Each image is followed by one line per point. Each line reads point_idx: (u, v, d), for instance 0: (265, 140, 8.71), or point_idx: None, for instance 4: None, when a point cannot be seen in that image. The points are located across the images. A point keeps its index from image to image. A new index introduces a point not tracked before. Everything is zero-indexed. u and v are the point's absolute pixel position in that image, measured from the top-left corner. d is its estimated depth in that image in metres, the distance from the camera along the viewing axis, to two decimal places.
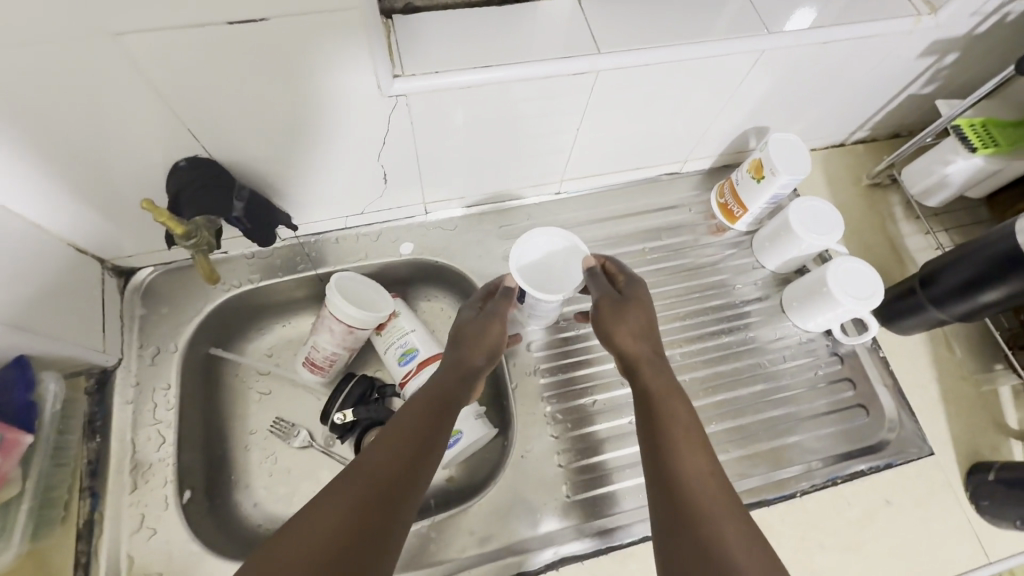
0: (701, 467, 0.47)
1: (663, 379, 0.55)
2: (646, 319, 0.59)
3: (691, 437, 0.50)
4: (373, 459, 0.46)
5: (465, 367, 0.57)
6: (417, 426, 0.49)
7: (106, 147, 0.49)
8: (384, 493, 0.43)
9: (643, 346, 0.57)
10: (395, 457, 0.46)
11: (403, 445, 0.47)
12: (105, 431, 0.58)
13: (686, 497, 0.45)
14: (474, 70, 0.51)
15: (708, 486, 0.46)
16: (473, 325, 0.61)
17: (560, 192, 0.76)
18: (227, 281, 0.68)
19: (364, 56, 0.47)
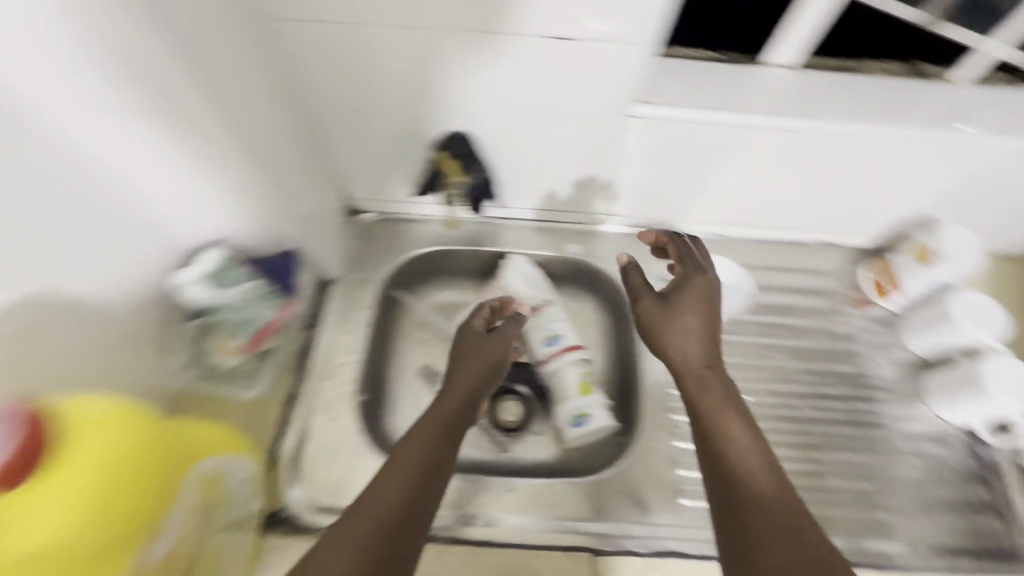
0: (765, 500, 0.45)
1: (713, 395, 0.52)
2: (697, 321, 0.56)
3: (750, 457, 0.48)
4: (377, 490, 0.47)
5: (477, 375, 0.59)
6: (429, 439, 0.51)
7: (401, 111, 0.63)
8: (395, 523, 0.45)
9: (694, 356, 0.55)
10: (410, 471, 0.48)
11: (413, 457, 0.49)
12: (316, 329, 0.72)
13: (754, 530, 0.44)
14: (700, 111, 0.61)
15: (765, 506, 0.45)
16: (471, 338, 0.62)
17: (717, 234, 0.83)
18: (425, 238, 0.81)
19: (625, 80, 0.58)
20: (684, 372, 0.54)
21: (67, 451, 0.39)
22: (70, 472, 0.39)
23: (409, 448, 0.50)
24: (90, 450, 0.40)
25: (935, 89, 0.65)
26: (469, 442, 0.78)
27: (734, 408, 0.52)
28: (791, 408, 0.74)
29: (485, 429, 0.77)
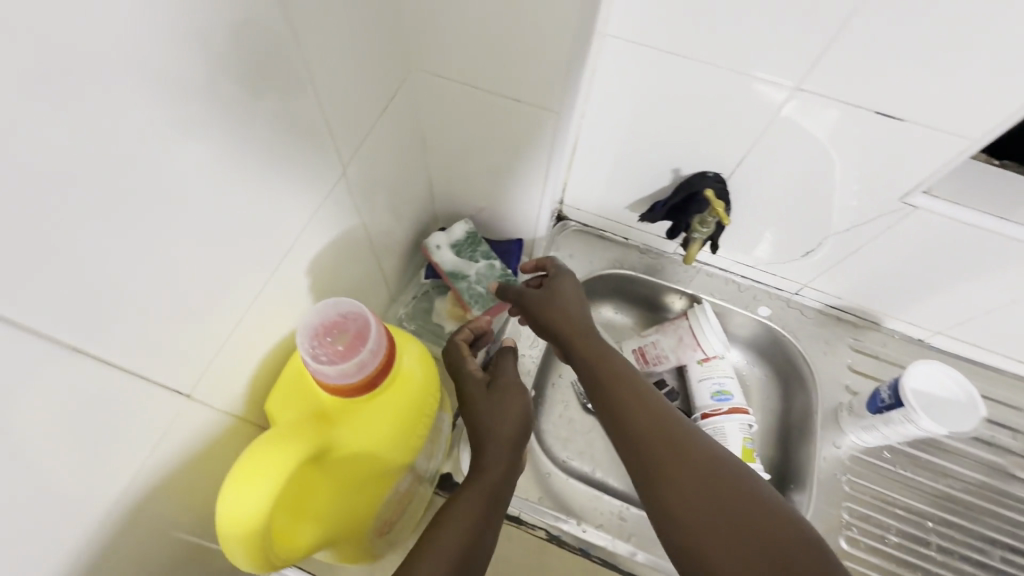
0: (688, 469, 0.43)
1: (606, 357, 0.52)
2: (575, 299, 0.57)
3: (680, 442, 0.45)
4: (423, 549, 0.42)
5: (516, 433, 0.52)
6: (481, 500, 0.47)
7: (665, 143, 0.64)
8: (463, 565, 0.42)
9: (578, 322, 0.55)
10: (472, 507, 0.45)
11: (469, 507, 0.45)
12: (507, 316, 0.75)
13: (695, 510, 0.41)
14: (990, 218, 0.56)
15: (693, 469, 0.43)
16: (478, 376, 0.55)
17: (922, 341, 0.78)
18: (618, 260, 0.83)
19: (923, 169, 0.54)
20: (569, 334, 0.55)
21: (399, 367, 0.40)
22: (405, 390, 0.40)
23: (455, 512, 0.45)
24: (415, 371, 0.41)
25: None
26: (609, 467, 0.78)
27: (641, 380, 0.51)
28: (975, 551, 0.67)
29: None
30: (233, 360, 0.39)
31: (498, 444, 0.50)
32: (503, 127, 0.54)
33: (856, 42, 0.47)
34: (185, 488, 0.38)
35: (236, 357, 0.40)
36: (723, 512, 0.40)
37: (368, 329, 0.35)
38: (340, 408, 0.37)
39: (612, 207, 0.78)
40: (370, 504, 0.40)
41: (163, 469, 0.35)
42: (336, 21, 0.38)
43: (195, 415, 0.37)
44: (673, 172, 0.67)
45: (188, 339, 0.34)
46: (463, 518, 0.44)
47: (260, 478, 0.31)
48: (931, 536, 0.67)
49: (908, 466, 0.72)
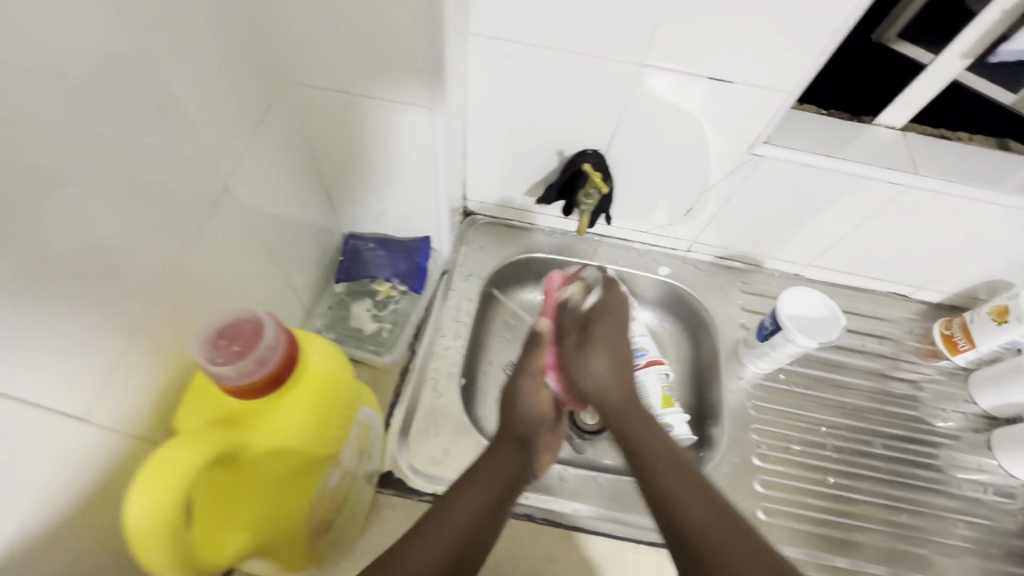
0: (660, 448, 0.59)
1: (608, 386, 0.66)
2: (605, 364, 0.67)
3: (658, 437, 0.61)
4: (452, 513, 0.55)
5: (517, 442, 0.64)
6: (494, 487, 0.58)
7: (545, 131, 0.69)
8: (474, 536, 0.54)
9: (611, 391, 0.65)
10: (490, 482, 0.58)
11: (478, 499, 0.56)
12: (427, 311, 0.77)
13: (664, 471, 0.57)
14: (819, 157, 0.67)
15: (658, 444, 0.60)
16: (542, 435, 0.67)
17: (797, 274, 0.88)
18: (528, 244, 0.87)
19: (757, 122, 0.62)
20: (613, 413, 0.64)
21: (305, 365, 0.41)
22: (313, 387, 0.41)
23: (474, 492, 0.57)
24: (323, 365, 0.42)
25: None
26: None
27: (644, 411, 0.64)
28: (863, 443, 0.78)
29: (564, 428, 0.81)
30: (136, 385, 0.40)
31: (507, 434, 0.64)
32: (385, 133, 0.57)
33: (681, 20, 0.54)
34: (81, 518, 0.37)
35: (135, 380, 0.40)
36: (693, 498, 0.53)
37: (263, 330, 0.35)
38: (246, 408, 0.38)
39: (514, 193, 0.82)
40: (289, 504, 0.41)
41: (41, 498, 0.34)
42: (195, 48, 0.39)
43: (91, 439, 0.37)
44: (558, 153, 0.72)
45: (63, 356, 0.33)
46: (467, 507, 0.56)
47: (165, 474, 0.32)
48: (827, 439, 0.77)
49: (802, 384, 0.82)
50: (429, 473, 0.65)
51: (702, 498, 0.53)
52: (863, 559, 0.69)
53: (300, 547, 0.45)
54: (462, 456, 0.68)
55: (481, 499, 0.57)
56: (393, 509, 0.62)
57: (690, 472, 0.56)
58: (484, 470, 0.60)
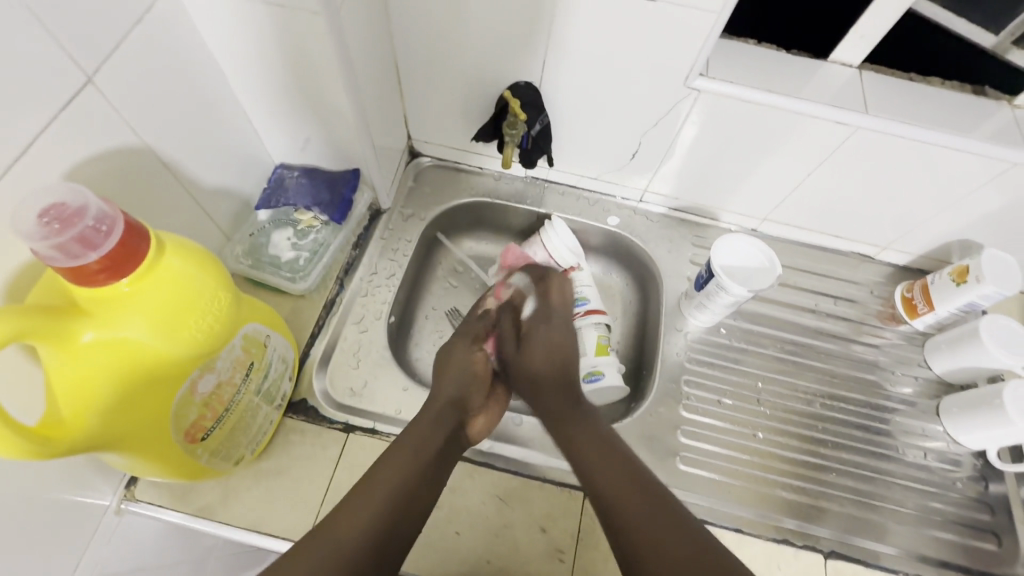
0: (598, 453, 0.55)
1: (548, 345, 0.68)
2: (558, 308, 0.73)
3: (597, 428, 0.58)
4: (378, 480, 0.51)
5: (444, 416, 0.61)
6: (411, 460, 0.54)
7: (476, 60, 0.67)
8: (399, 509, 0.50)
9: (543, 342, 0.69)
10: (416, 455, 0.54)
11: (396, 471, 0.52)
12: (362, 248, 0.76)
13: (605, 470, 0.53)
14: (761, 91, 0.63)
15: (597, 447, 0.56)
16: (474, 399, 0.65)
17: (754, 230, 0.84)
18: (474, 188, 0.85)
19: (691, 48, 0.59)
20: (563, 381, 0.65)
21: (159, 261, 0.40)
22: (166, 283, 0.40)
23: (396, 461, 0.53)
24: (184, 266, 0.41)
25: (997, 109, 0.65)
26: None
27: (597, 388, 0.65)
28: (805, 402, 0.75)
29: None
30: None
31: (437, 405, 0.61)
32: (291, 50, 0.55)
33: None
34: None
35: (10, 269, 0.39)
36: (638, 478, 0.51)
37: (82, 207, 0.34)
38: (85, 295, 0.37)
39: (457, 132, 0.79)
40: (138, 398, 0.41)
41: None
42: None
43: None
44: (493, 86, 0.70)
45: None
46: (392, 478, 0.52)
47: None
48: (762, 395, 0.75)
49: (746, 340, 0.79)
50: (343, 404, 0.65)
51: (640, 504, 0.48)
52: (788, 515, 0.67)
53: (168, 447, 0.45)
54: (380, 389, 0.67)
55: (405, 466, 0.53)
56: (301, 434, 0.62)
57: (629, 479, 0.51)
58: (409, 438, 0.57)
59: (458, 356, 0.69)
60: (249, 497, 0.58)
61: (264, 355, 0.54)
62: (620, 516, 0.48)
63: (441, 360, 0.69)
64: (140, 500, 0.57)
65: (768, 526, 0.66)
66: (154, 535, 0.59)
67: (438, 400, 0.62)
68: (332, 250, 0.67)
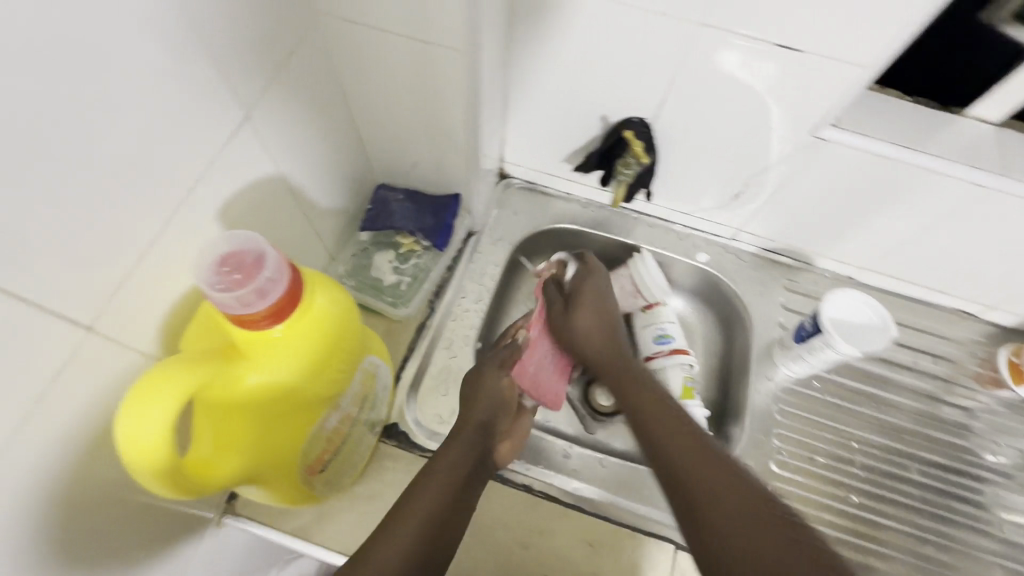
0: (665, 425, 0.53)
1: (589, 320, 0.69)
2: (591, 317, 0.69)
3: (659, 411, 0.55)
4: (410, 506, 0.50)
5: (476, 437, 0.59)
6: (443, 485, 0.53)
7: (590, 94, 0.65)
8: (434, 537, 0.49)
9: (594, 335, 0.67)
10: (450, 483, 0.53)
11: (429, 500, 0.51)
12: (452, 271, 0.76)
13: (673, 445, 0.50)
14: (895, 147, 0.60)
15: (666, 421, 0.54)
16: (501, 423, 0.63)
17: (851, 277, 0.81)
18: (562, 214, 0.84)
19: (828, 101, 0.56)
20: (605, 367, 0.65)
21: (309, 304, 0.40)
22: (315, 325, 0.40)
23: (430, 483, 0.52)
24: (328, 308, 0.41)
25: None
26: (564, 414, 0.80)
27: (666, 407, 0.56)
28: (898, 465, 0.72)
29: (577, 405, 0.80)
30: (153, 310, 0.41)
31: (466, 428, 0.59)
32: (419, 80, 0.54)
33: None
34: (101, 439, 0.39)
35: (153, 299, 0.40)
36: (698, 455, 0.48)
37: (263, 259, 0.35)
38: (243, 340, 0.37)
39: (553, 159, 0.78)
40: (283, 439, 0.42)
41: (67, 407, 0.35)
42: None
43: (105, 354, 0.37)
44: (603, 120, 0.68)
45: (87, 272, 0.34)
46: (427, 505, 0.51)
47: (157, 398, 0.33)
48: (855, 456, 0.72)
49: (838, 394, 0.76)
50: (435, 432, 0.65)
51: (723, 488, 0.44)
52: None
53: (297, 480, 0.46)
54: None
55: (434, 489, 0.52)
56: (394, 459, 0.63)
57: (708, 469, 0.46)
58: (438, 460, 0.55)
59: (487, 379, 0.64)
60: (343, 521, 0.59)
61: (374, 381, 0.53)
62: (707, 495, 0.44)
63: (471, 384, 0.65)
64: (239, 514, 0.58)
65: None
66: (245, 546, 0.61)
67: (466, 425, 0.59)
68: (430, 277, 0.65)
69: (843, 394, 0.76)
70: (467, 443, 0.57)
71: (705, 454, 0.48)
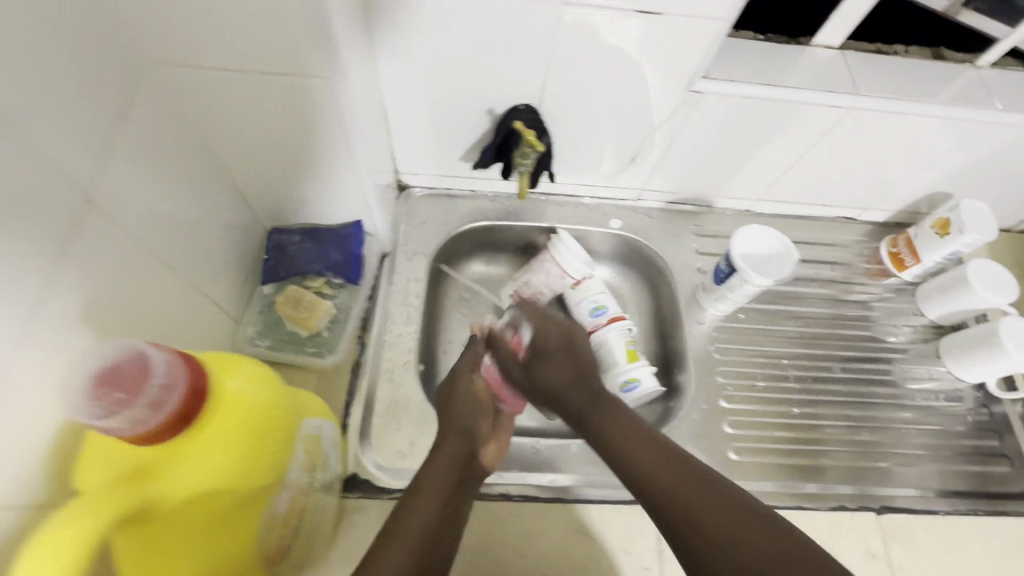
0: (618, 435, 0.52)
1: (556, 365, 0.60)
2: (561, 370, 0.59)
3: (618, 418, 0.54)
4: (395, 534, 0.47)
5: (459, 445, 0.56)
6: (433, 498, 0.50)
7: (470, 90, 0.64)
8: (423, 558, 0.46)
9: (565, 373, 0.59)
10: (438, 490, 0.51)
11: (420, 517, 0.48)
12: (374, 299, 0.72)
13: (628, 454, 0.51)
14: (760, 86, 0.63)
15: (630, 434, 0.52)
16: (485, 424, 0.61)
17: (749, 210, 0.87)
18: (472, 213, 0.82)
19: (693, 56, 0.59)
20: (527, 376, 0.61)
21: (222, 391, 0.37)
22: (234, 415, 0.37)
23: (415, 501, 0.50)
24: (246, 389, 0.39)
25: (961, 71, 0.70)
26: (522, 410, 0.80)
27: (625, 419, 0.54)
28: (822, 370, 0.79)
29: None
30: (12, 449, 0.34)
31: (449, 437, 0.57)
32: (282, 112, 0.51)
33: None
34: None
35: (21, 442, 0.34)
36: (664, 464, 0.49)
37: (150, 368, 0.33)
38: (150, 454, 0.34)
39: (450, 160, 0.76)
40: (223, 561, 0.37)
41: None
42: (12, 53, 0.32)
43: None
44: (488, 112, 0.67)
45: None
46: (419, 516, 0.48)
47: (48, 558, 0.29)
48: (788, 371, 0.78)
49: (760, 320, 0.82)
50: (399, 468, 0.63)
51: (703, 499, 0.45)
52: (826, 481, 0.70)
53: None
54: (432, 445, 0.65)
55: (421, 508, 0.49)
56: (364, 513, 0.60)
57: (672, 468, 0.48)
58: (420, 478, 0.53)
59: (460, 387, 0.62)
60: None
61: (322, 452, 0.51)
62: (690, 506, 0.45)
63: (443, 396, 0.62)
64: None
65: (813, 495, 0.69)
66: None
67: (448, 434, 0.57)
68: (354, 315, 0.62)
69: (765, 318, 0.82)
70: (450, 451, 0.55)
71: (655, 449, 0.50)
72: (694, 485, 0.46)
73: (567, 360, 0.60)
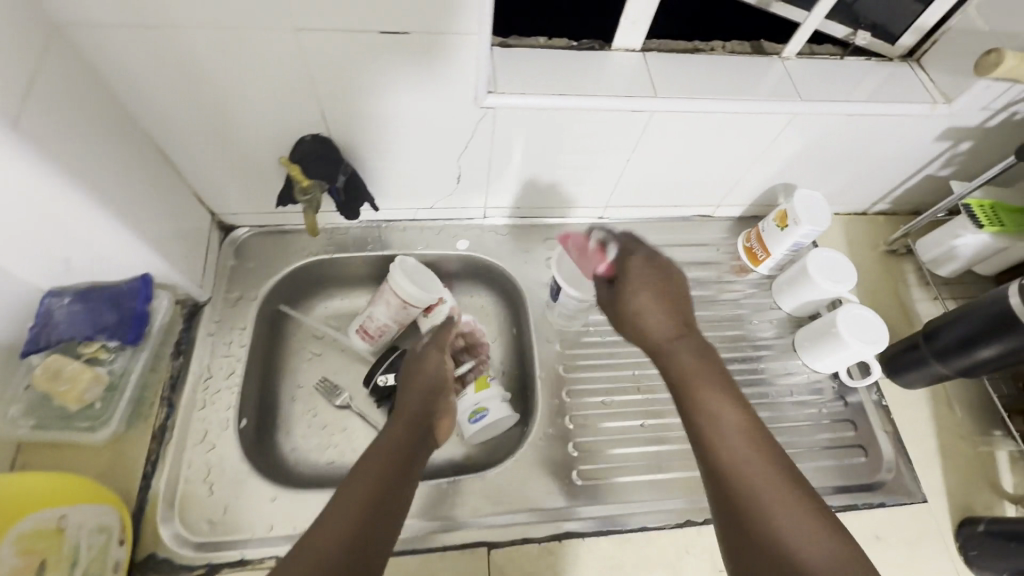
0: (732, 419, 0.53)
1: (657, 321, 0.61)
2: (663, 312, 0.62)
3: (711, 390, 0.55)
4: (341, 504, 0.48)
5: (413, 424, 0.58)
6: (378, 470, 0.51)
7: (252, 125, 0.60)
8: (366, 540, 0.46)
9: (670, 324, 0.61)
10: (387, 467, 0.52)
11: (366, 485, 0.50)
12: (187, 354, 0.67)
13: (720, 431, 0.52)
14: (555, 97, 0.61)
15: (715, 403, 0.54)
16: (440, 402, 0.63)
17: (602, 217, 0.84)
18: (306, 248, 0.78)
19: (469, 71, 0.56)
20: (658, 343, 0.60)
21: None
22: None
23: (367, 469, 0.51)
24: None
25: (772, 64, 0.69)
26: None
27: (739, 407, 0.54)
28: None
29: None
30: None
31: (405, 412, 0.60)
32: None
33: None
34: None
35: None
36: (757, 449, 0.50)
37: None
38: None
39: (266, 196, 0.71)
40: None
41: None
42: None
43: None
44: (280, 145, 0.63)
45: None
46: (366, 487, 0.49)
47: None
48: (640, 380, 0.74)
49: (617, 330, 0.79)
50: (202, 541, 0.57)
51: (775, 486, 0.48)
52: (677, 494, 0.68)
53: None
54: (244, 510, 0.60)
55: (369, 477, 0.51)
56: None
57: (750, 450, 0.50)
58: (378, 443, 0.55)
59: (426, 362, 0.66)
60: None
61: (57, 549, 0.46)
62: (759, 480, 0.48)
63: (411, 369, 0.66)
64: None
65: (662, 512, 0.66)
66: None
67: (403, 412, 0.60)
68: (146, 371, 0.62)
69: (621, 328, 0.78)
70: (406, 428, 0.57)
71: (742, 425, 0.52)
72: (780, 480, 0.48)
73: (670, 314, 0.61)
